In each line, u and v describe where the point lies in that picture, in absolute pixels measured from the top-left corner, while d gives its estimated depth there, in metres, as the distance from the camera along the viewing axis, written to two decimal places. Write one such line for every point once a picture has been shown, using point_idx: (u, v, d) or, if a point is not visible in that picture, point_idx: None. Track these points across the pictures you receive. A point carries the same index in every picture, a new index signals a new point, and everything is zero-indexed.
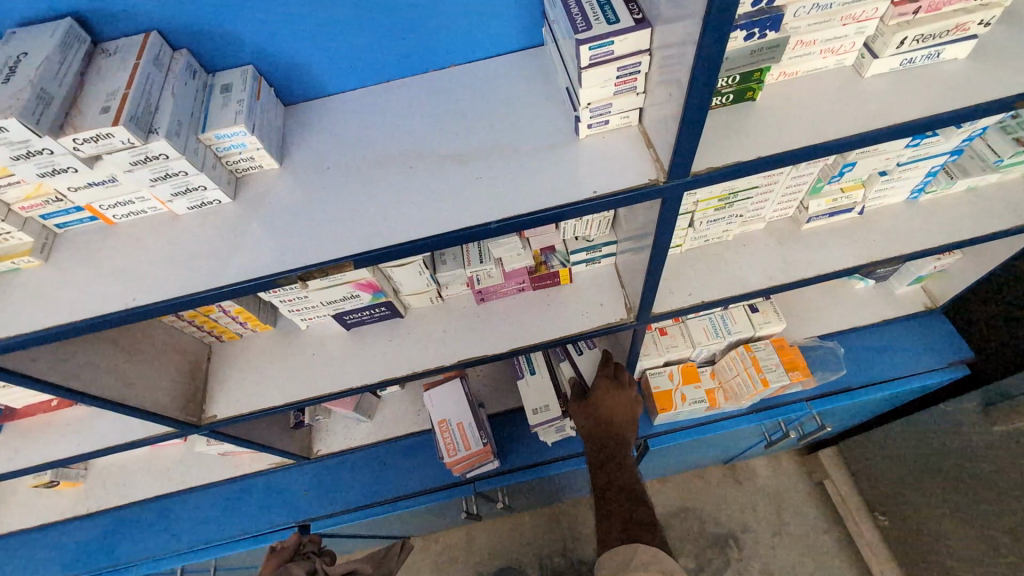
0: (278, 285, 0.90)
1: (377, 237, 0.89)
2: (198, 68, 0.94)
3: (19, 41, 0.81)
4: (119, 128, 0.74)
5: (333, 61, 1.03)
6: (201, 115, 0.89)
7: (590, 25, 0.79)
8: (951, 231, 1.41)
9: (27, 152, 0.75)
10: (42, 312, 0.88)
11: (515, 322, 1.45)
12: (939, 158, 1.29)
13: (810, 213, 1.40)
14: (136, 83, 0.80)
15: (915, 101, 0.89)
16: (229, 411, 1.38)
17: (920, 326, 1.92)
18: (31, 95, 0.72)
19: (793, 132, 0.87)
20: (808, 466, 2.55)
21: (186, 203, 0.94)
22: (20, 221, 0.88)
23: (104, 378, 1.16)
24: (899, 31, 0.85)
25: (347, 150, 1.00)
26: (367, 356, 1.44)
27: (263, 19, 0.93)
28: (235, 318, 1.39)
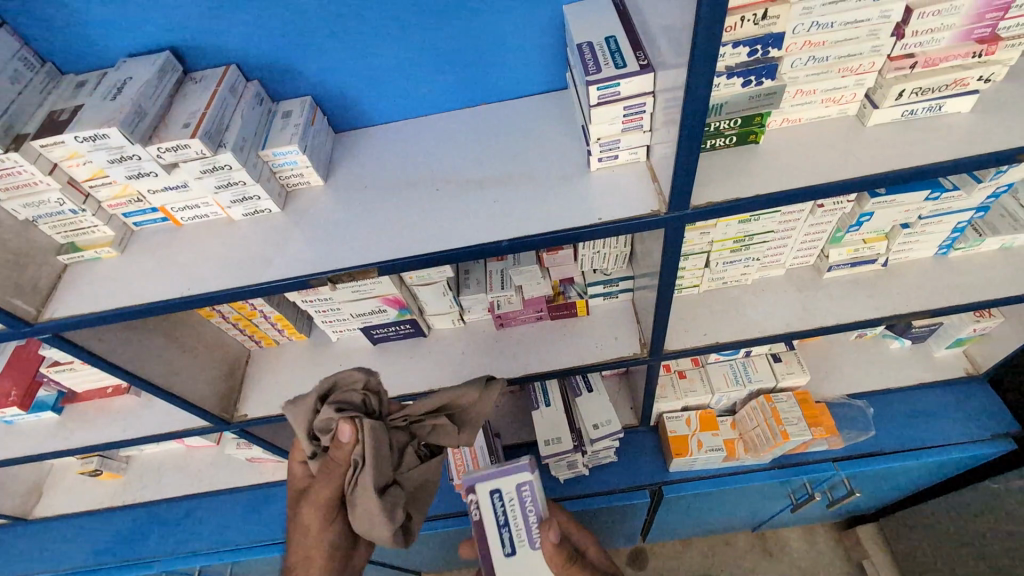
0: (310, 285, 1.00)
1: (400, 248, 0.99)
2: (265, 96, 1.10)
3: (127, 67, 0.99)
4: (195, 140, 0.88)
5: (380, 96, 1.17)
6: (264, 137, 1.03)
7: (600, 68, 0.88)
8: (981, 289, 1.38)
9: (121, 156, 0.90)
10: (111, 296, 1.02)
11: (531, 349, 1.50)
12: (964, 214, 1.30)
13: (830, 261, 1.41)
14: (213, 105, 0.95)
15: (917, 151, 0.92)
16: (260, 410, 1.48)
17: (962, 393, 1.82)
18: (130, 110, 0.88)
19: (793, 173, 0.92)
20: (846, 543, 2.38)
21: (242, 210, 1.07)
22: (105, 217, 1.04)
23: (153, 365, 1.29)
24: (897, 84, 0.90)
25: (384, 173, 1.12)
26: (389, 372, 1.52)
27: (325, 59, 1.09)
28: (274, 325, 1.51)
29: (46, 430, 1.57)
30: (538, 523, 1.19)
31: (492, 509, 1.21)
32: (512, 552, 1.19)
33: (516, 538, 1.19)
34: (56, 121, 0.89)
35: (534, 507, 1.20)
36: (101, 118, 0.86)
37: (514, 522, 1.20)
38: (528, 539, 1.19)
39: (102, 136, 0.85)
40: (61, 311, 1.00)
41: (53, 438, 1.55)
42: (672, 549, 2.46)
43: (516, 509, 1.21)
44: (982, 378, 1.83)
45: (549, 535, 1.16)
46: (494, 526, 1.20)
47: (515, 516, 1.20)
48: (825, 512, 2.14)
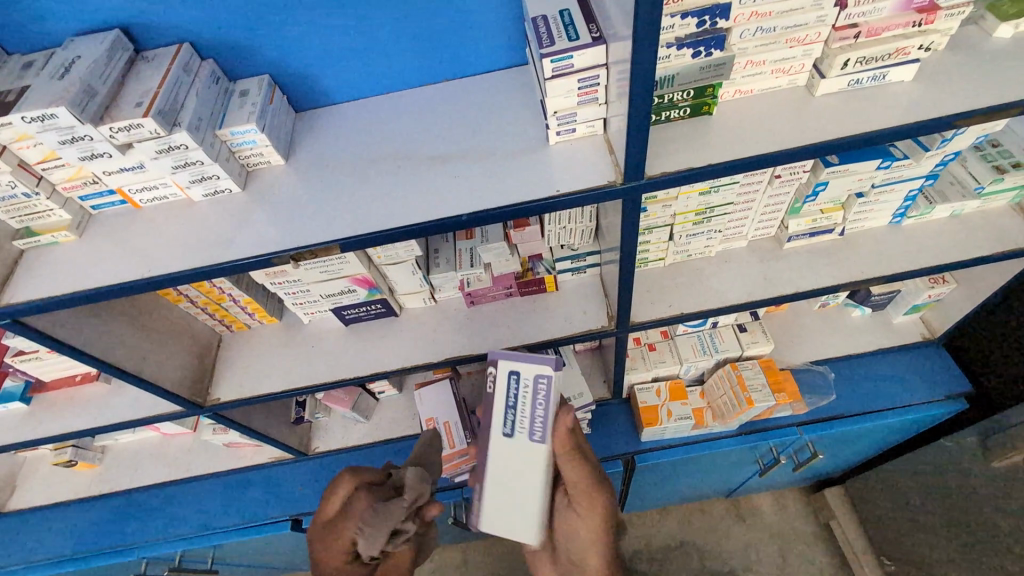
0: (273, 264, 1.00)
1: (361, 225, 1.00)
2: (221, 75, 1.08)
3: (75, 46, 0.96)
4: (148, 119, 0.87)
5: (340, 74, 1.16)
6: (221, 115, 1.02)
7: (554, 42, 0.89)
8: (929, 255, 1.44)
9: (72, 137, 0.88)
10: (72, 280, 1.01)
11: (502, 325, 1.53)
12: (914, 183, 1.34)
13: (790, 232, 1.46)
14: (166, 84, 0.94)
15: (862, 119, 0.95)
16: (234, 393, 1.49)
17: (919, 357, 1.90)
18: (78, 89, 0.86)
19: (743, 142, 0.95)
20: (815, 506, 2.47)
21: (202, 190, 1.06)
22: (61, 200, 1.02)
23: (122, 351, 1.28)
24: (841, 54, 0.93)
25: (346, 152, 1.12)
26: (363, 352, 1.54)
27: (280, 34, 1.07)
28: (245, 308, 1.52)
29: (15, 421, 1.56)
30: (548, 414, 1.19)
31: (506, 388, 1.22)
32: (511, 431, 1.22)
33: (515, 420, 1.22)
34: (3, 103, 0.87)
35: (546, 400, 1.19)
36: (48, 97, 0.84)
37: (521, 408, 1.20)
38: (524, 430, 1.21)
39: (50, 116, 0.83)
40: (20, 296, 0.99)
41: (23, 427, 1.54)
42: (650, 518, 2.54)
43: (529, 397, 1.20)
44: (938, 342, 1.91)
45: (566, 421, 1.18)
46: (502, 405, 1.23)
47: (523, 397, 1.21)
48: (792, 476, 2.22)
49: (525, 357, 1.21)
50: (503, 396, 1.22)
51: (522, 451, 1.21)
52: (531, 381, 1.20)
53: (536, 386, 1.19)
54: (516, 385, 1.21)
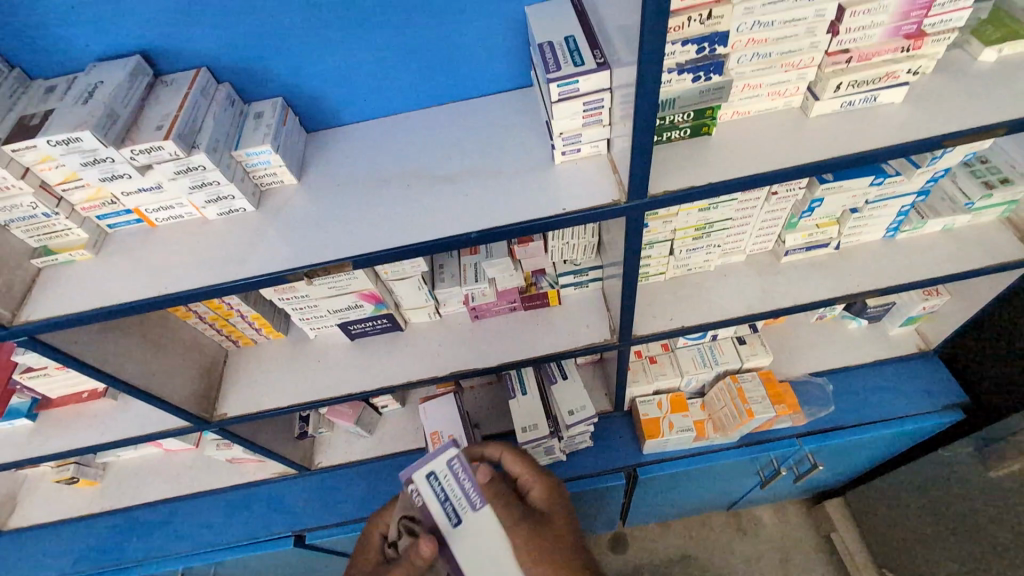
0: (287, 281, 1.03)
1: (372, 242, 1.02)
2: (236, 98, 1.11)
3: (98, 71, 0.99)
4: (168, 142, 0.90)
5: (350, 96, 1.19)
6: (236, 137, 1.05)
7: (560, 67, 0.93)
8: (922, 269, 1.48)
9: (94, 159, 0.91)
10: (89, 298, 1.03)
11: (506, 339, 1.56)
12: (906, 198, 1.39)
13: (787, 246, 1.49)
14: (185, 107, 0.97)
15: (854, 140, 0.99)
16: (242, 407, 1.51)
17: (914, 368, 1.93)
18: (102, 113, 0.89)
19: (741, 162, 0.99)
20: (815, 517, 2.48)
21: (216, 209, 1.08)
22: (79, 220, 1.04)
23: (132, 367, 1.29)
24: (834, 78, 0.96)
25: (357, 171, 1.15)
26: (369, 366, 1.56)
27: (294, 58, 1.11)
28: (252, 324, 1.54)
29: (21, 438, 1.57)
30: (474, 482, 1.19)
31: (433, 490, 1.18)
32: (457, 520, 1.16)
33: (459, 507, 1.17)
34: (27, 126, 0.90)
35: (466, 470, 1.20)
36: (73, 121, 0.87)
37: (453, 492, 1.18)
38: (470, 505, 1.17)
39: (75, 139, 0.86)
40: (37, 313, 1.01)
41: (29, 444, 1.55)
42: (651, 531, 2.54)
43: (451, 478, 1.19)
44: (933, 353, 1.94)
45: (487, 475, 1.25)
46: (435, 502, 1.17)
47: (450, 487, 1.18)
48: (792, 488, 2.24)
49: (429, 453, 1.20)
50: (429, 498, 1.17)
51: (476, 528, 1.16)
52: (444, 460, 1.21)
53: (454, 463, 1.19)
54: (437, 480, 1.19)
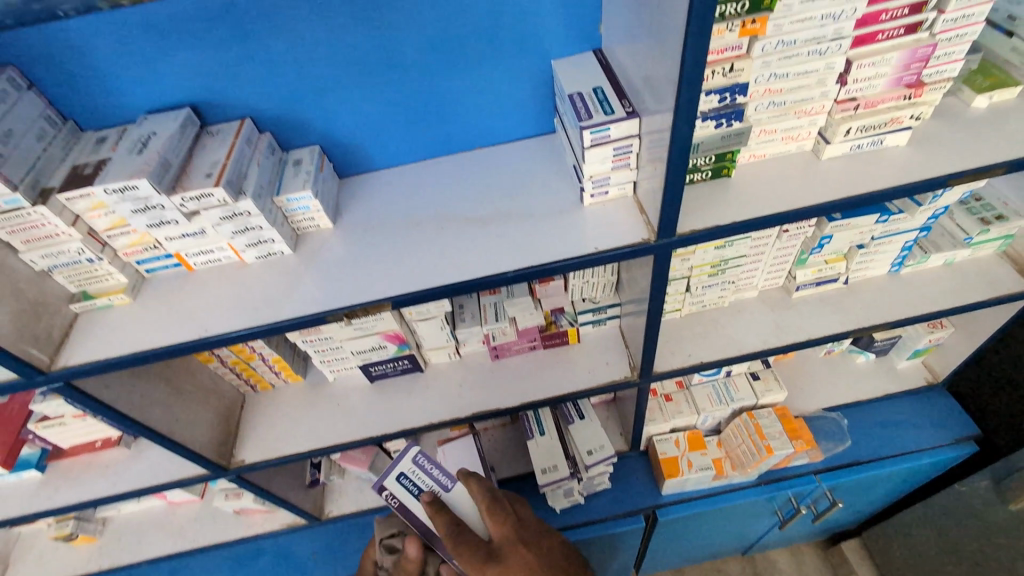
0: (325, 322, 1.04)
1: (410, 283, 1.05)
2: (277, 147, 1.16)
3: (149, 123, 1.04)
4: (218, 189, 0.94)
5: (383, 144, 1.25)
6: (277, 184, 1.10)
7: (592, 115, 1.00)
8: (928, 302, 1.53)
9: (145, 206, 0.94)
10: (127, 342, 1.04)
11: (527, 377, 1.57)
12: (909, 234, 1.45)
13: (798, 281, 1.54)
14: (233, 156, 1.01)
15: (865, 180, 1.05)
16: (260, 453, 1.49)
17: (924, 401, 1.95)
18: (157, 163, 0.93)
19: (760, 202, 1.04)
20: (833, 559, 2.44)
21: (255, 253, 1.11)
22: (120, 264, 1.06)
23: (156, 412, 1.28)
24: (844, 123, 1.04)
25: (390, 215, 1.19)
26: (389, 409, 1.55)
27: (332, 109, 1.17)
28: (272, 367, 1.53)
29: (28, 491, 1.52)
30: (443, 470, 1.22)
31: (405, 488, 1.20)
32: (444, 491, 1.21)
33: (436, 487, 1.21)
34: (81, 175, 0.94)
35: (430, 460, 1.23)
36: (130, 170, 0.91)
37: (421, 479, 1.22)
38: (446, 490, 1.21)
39: (131, 187, 0.90)
40: (76, 358, 1.01)
41: (37, 498, 1.50)
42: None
43: (420, 469, 1.22)
44: (941, 386, 1.97)
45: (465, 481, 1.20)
46: (406, 495, 1.20)
47: (422, 478, 1.22)
48: (810, 529, 2.21)
49: (396, 455, 1.22)
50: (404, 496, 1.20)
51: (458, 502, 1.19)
52: (409, 460, 1.23)
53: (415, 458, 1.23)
54: (406, 479, 1.20)
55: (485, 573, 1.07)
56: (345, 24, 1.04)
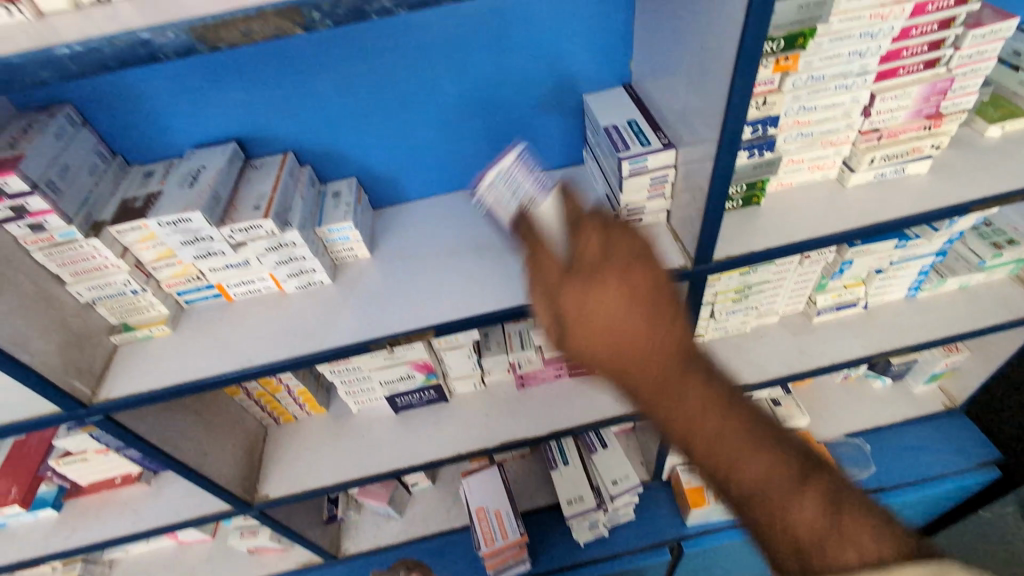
0: (368, 350, 1.05)
1: (452, 311, 1.07)
2: (316, 179, 1.19)
3: (196, 157, 1.06)
4: (267, 220, 0.96)
5: (417, 175, 1.28)
6: (318, 216, 1.12)
7: (629, 147, 1.03)
8: (946, 326, 1.56)
9: (194, 238, 0.96)
10: (168, 373, 1.04)
11: (553, 406, 1.56)
12: (926, 259, 1.49)
13: (818, 306, 1.56)
14: (279, 189, 1.04)
15: (890, 207, 1.09)
16: (285, 488, 1.46)
17: (943, 425, 1.96)
18: (209, 196, 0.95)
19: (791, 229, 1.07)
20: None
21: (295, 283, 1.12)
22: (162, 295, 1.07)
23: (186, 446, 1.26)
24: (868, 152, 1.08)
25: (426, 245, 1.21)
26: (415, 440, 1.53)
27: (370, 143, 1.20)
28: (296, 399, 1.52)
29: (44, 530, 1.48)
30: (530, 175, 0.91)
31: (501, 207, 0.91)
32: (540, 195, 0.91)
33: (528, 202, 0.90)
34: (132, 208, 0.96)
35: (525, 161, 0.92)
36: (183, 203, 0.93)
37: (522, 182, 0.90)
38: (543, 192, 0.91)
39: (184, 220, 0.92)
40: (116, 391, 1.02)
41: (53, 538, 1.46)
42: None
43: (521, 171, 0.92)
44: (959, 410, 1.98)
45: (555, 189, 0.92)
46: (514, 208, 0.91)
47: (514, 182, 0.90)
48: None
49: (495, 160, 0.91)
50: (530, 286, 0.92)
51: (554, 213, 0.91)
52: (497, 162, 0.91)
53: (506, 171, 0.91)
54: (501, 207, 0.89)
55: (564, 295, 0.84)
56: (389, 62, 1.08)
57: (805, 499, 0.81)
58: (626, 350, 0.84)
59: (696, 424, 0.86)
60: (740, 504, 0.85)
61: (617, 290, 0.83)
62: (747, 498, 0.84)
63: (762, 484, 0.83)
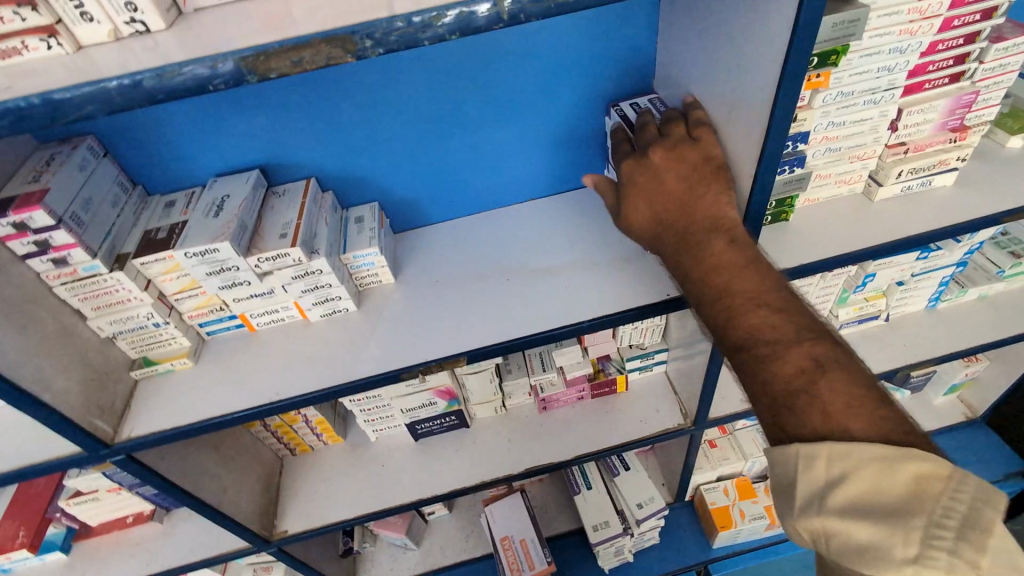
0: (399, 379, 1.02)
1: (484, 336, 1.04)
2: (337, 205, 1.17)
3: (219, 186, 1.05)
4: (296, 249, 0.94)
5: (439, 199, 1.27)
6: (342, 242, 1.10)
7: None
8: (970, 336, 1.55)
9: (221, 268, 0.93)
10: (191, 409, 1.00)
11: (577, 428, 1.53)
12: (947, 270, 1.48)
13: (840, 320, 1.55)
14: (304, 216, 1.02)
15: (920, 219, 1.09)
16: (305, 522, 1.41)
17: (965, 436, 1.94)
18: (236, 225, 0.93)
19: (822, 244, 1.07)
20: None
21: (320, 311, 1.10)
22: (184, 328, 1.04)
23: (204, 482, 1.22)
24: (896, 166, 1.08)
25: (451, 269, 1.19)
26: (437, 468, 1.50)
27: (393, 167, 1.18)
28: (314, 429, 1.48)
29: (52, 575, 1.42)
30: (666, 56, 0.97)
31: None
32: None
33: None
34: (156, 239, 0.93)
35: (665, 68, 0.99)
36: (210, 233, 0.91)
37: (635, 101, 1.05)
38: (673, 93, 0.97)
39: (212, 250, 0.89)
40: (138, 429, 0.98)
41: None
42: None
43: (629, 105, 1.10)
44: (980, 420, 1.96)
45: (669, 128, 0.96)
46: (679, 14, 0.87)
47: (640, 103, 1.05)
48: None
49: None
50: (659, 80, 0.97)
51: None
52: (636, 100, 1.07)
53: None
54: None
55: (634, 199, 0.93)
56: (414, 89, 1.07)
57: (860, 424, 0.65)
58: (653, 192, 0.92)
59: (730, 285, 0.81)
60: (772, 407, 0.72)
61: (662, 154, 0.92)
62: (787, 397, 0.70)
63: (797, 379, 0.70)
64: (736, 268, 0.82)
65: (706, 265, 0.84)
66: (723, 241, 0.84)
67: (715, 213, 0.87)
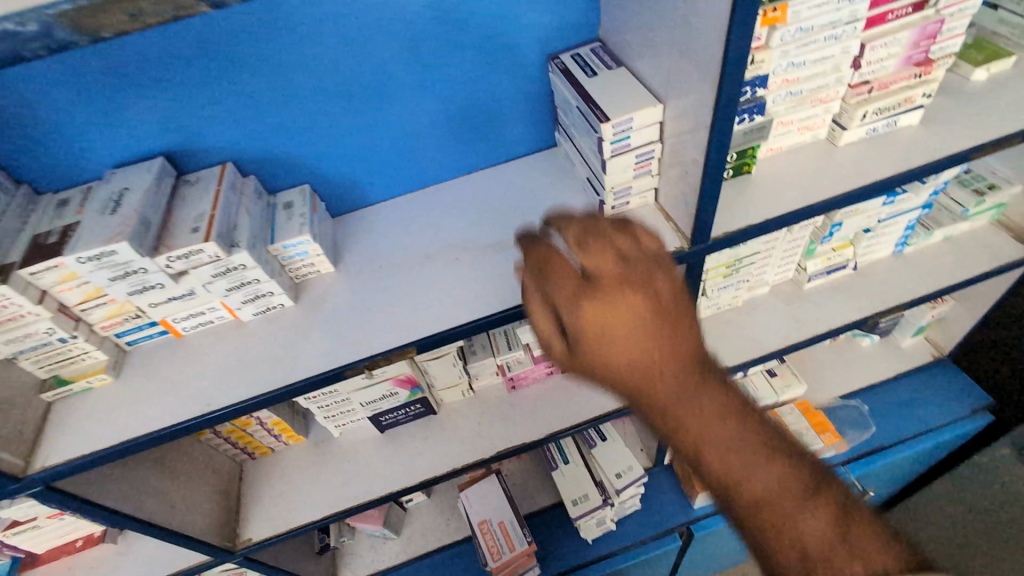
0: (345, 377, 0.94)
1: (434, 322, 0.96)
2: (263, 190, 1.06)
3: (118, 178, 0.92)
4: (210, 243, 0.83)
5: (377, 175, 1.16)
6: (270, 231, 0.99)
7: None
8: (937, 278, 1.54)
9: (124, 272, 0.82)
10: (114, 429, 0.90)
11: (549, 405, 1.48)
12: (913, 213, 1.45)
13: (809, 272, 1.51)
14: (220, 206, 0.91)
15: (886, 162, 1.03)
16: (270, 528, 1.34)
17: (934, 376, 1.96)
18: (136, 222, 0.82)
19: (787, 196, 1.00)
20: None
21: (252, 309, 1.00)
22: (97, 340, 0.93)
23: (150, 501, 1.13)
24: (860, 107, 1.02)
25: (396, 251, 1.10)
26: (406, 459, 1.43)
27: (321, 144, 1.07)
28: (271, 431, 1.40)
29: None
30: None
31: None
32: None
33: None
34: (46, 244, 0.81)
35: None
36: (105, 233, 0.79)
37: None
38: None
39: (109, 252, 0.78)
40: (55, 456, 0.88)
41: None
42: None
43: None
44: (947, 359, 1.98)
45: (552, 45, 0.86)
46: None
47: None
48: None
49: None
50: None
51: None
52: None
53: None
54: None
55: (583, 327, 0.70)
56: (332, 52, 0.96)
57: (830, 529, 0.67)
58: (613, 336, 0.69)
59: (698, 400, 0.71)
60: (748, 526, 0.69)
61: (613, 284, 0.71)
62: (759, 510, 0.68)
63: (774, 494, 0.68)
64: (699, 380, 0.72)
65: (678, 394, 0.71)
66: (688, 343, 0.73)
67: (683, 350, 0.72)
